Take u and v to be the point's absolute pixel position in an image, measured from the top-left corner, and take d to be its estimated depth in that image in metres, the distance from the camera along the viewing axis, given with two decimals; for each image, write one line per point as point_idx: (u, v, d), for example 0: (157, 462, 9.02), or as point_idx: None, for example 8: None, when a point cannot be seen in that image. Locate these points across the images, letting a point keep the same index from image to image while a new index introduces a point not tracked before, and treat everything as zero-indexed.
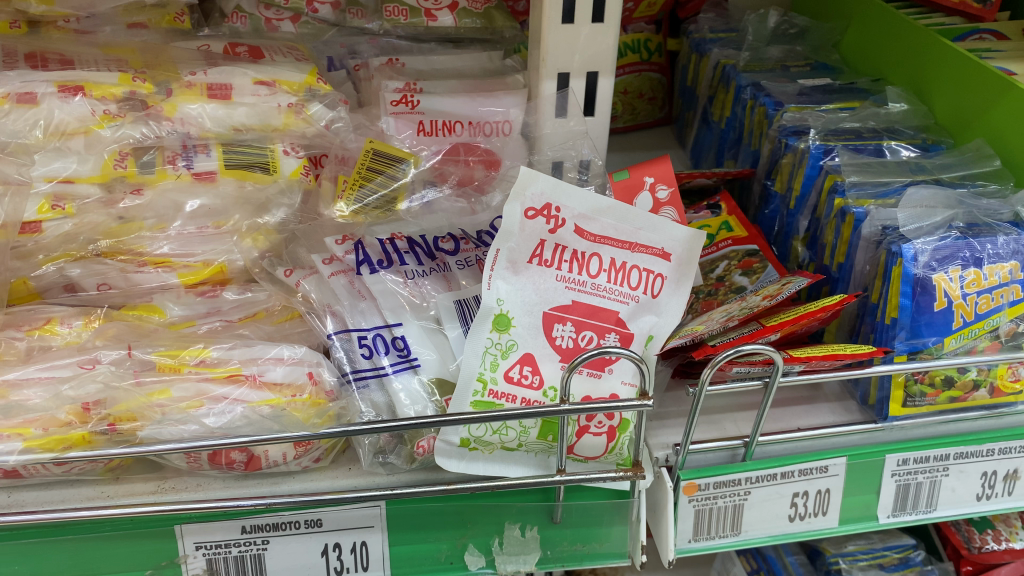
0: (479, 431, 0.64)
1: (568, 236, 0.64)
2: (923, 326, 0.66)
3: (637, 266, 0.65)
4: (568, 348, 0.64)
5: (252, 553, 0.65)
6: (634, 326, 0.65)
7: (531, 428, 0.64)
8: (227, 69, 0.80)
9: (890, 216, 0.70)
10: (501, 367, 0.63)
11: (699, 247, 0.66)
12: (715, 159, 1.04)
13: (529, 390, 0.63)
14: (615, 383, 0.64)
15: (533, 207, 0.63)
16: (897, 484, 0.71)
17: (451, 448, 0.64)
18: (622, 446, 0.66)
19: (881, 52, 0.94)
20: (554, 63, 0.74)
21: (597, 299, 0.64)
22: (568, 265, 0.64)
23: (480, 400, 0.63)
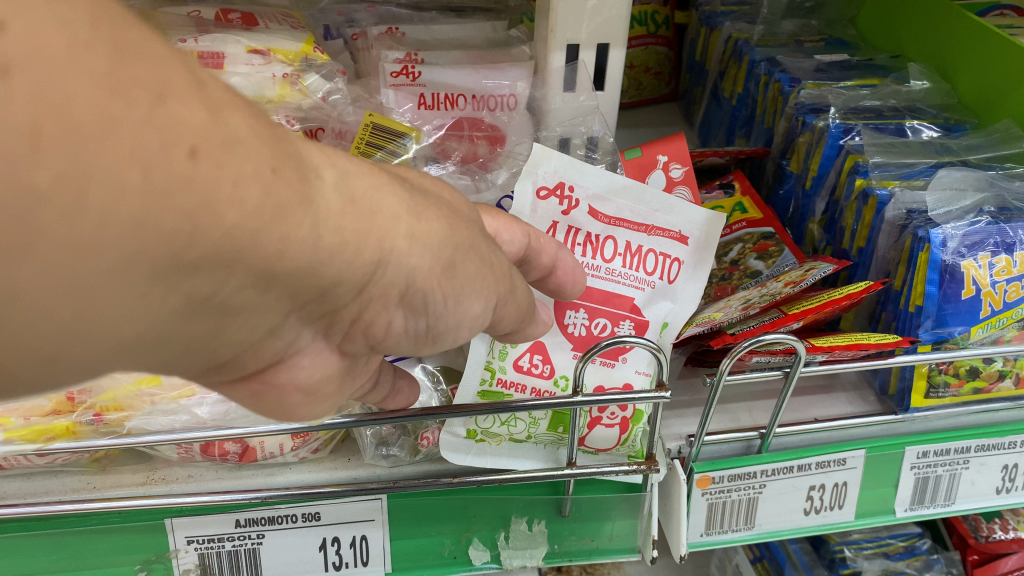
0: (487, 423, 0.61)
1: (581, 218, 0.61)
2: (949, 316, 0.64)
3: (654, 250, 0.62)
4: (581, 337, 0.62)
5: (246, 548, 0.62)
6: (649, 312, 0.63)
7: (541, 420, 0.62)
8: (219, 37, 0.76)
9: (916, 199, 0.67)
10: (510, 354, 0.61)
11: (718, 228, 0.62)
12: (725, 137, 1.01)
13: (539, 379, 0.61)
14: (629, 373, 0.62)
15: (546, 186, 0.61)
16: (916, 477, 0.69)
17: (455, 440, 0.61)
18: (634, 438, 0.64)
19: (901, 27, 0.90)
20: (564, 34, 0.70)
21: (611, 285, 0.62)
22: (581, 249, 0.62)
23: (488, 389, 0.61)
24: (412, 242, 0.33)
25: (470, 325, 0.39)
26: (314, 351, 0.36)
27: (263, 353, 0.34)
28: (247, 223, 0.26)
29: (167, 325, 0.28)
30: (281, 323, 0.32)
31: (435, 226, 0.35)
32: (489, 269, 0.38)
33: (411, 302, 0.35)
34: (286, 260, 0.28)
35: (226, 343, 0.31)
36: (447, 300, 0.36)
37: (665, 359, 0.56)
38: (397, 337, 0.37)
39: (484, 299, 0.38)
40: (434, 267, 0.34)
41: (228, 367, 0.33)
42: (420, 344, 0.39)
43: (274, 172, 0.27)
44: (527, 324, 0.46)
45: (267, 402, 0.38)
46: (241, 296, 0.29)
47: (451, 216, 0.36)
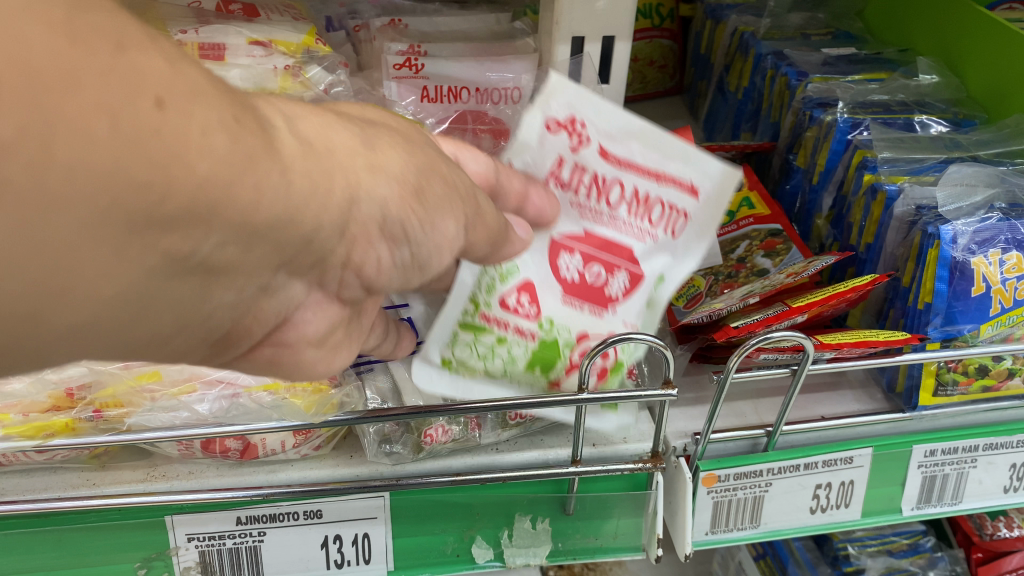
0: (464, 354, 0.56)
1: (592, 158, 0.54)
2: (958, 314, 0.63)
3: (661, 201, 0.55)
4: (573, 282, 0.56)
5: (247, 546, 0.61)
6: (646, 265, 0.56)
7: (517, 358, 0.56)
8: (220, 28, 0.75)
9: (925, 195, 0.66)
10: (499, 290, 0.55)
11: (737, 183, 0.53)
12: (730, 131, 1.00)
13: (522, 317, 0.56)
14: (618, 323, 0.56)
15: (556, 118, 0.54)
16: (923, 476, 0.68)
17: (428, 369, 0.57)
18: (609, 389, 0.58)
19: (909, 21, 0.89)
20: (570, 26, 0.70)
21: (612, 232, 0.56)
22: (585, 192, 0.55)
23: (469, 321, 0.56)
24: (373, 173, 0.31)
25: (448, 251, 0.36)
26: (314, 304, 0.35)
27: (267, 316, 0.33)
28: (219, 174, 0.25)
29: (153, 292, 0.26)
30: (274, 282, 0.31)
31: (397, 154, 0.33)
32: (459, 194, 0.36)
33: (391, 232, 0.33)
34: (261, 212, 0.27)
35: (217, 308, 0.29)
36: (424, 225, 0.34)
37: (670, 356, 0.56)
38: (387, 274, 0.35)
39: (457, 221, 0.36)
40: (404, 193, 0.32)
41: (236, 339, 0.33)
42: (408, 276, 0.36)
43: (237, 119, 0.26)
44: (500, 249, 0.43)
45: (286, 364, 0.38)
46: (225, 254, 0.27)
47: (406, 143, 0.34)
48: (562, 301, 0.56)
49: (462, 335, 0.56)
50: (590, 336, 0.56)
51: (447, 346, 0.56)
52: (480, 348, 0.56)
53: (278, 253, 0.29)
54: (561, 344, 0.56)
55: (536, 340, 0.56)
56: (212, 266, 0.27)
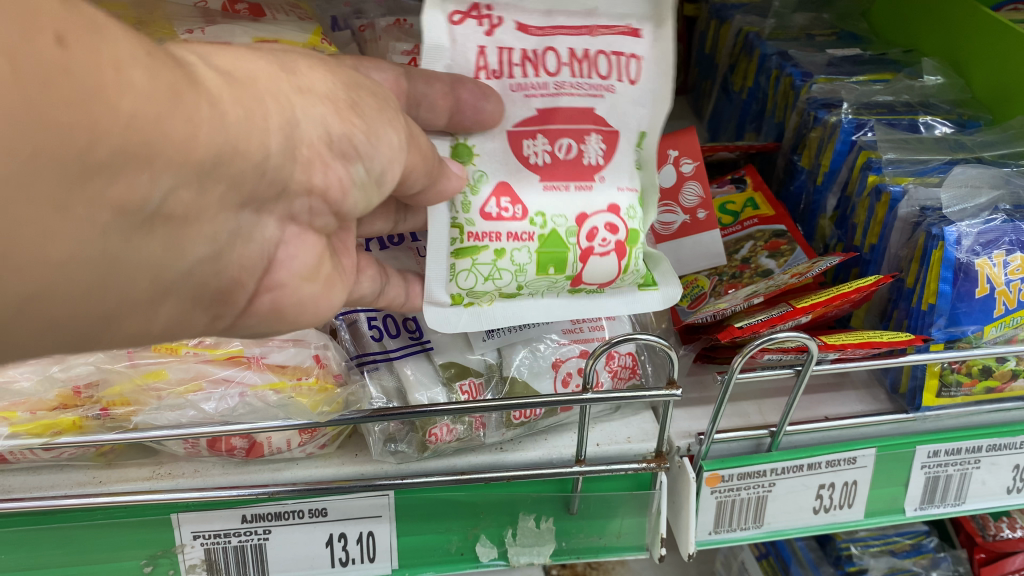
0: (469, 282, 0.56)
1: (512, 35, 0.50)
2: (962, 315, 0.63)
3: (603, 52, 0.52)
4: (547, 164, 0.54)
5: (252, 544, 0.61)
6: (615, 120, 0.53)
7: (526, 266, 0.55)
8: (226, 28, 0.75)
9: (930, 196, 0.66)
10: (474, 203, 0.53)
11: (670, 4, 0.51)
12: (734, 131, 1.00)
13: (512, 222, 0.54)
14: (613, 191, 0.55)
15: (459, 8, 0.50)
16: (926, 476, 0.68)
17: (444, 310, 0.58)
18: (634, 262, 0.58)
19: (914, 21, 0.89)
20: None
21: (567, 102, 0.52)
22: (522, 69, 0.51)
23: (461, 247, 0.55)
24: (303, 95, 0.33)
25: (394, 159, 0.39)
26: (293, 240, 0.37)
27: (249, 260, 0.34)
28: (142, 109, 0.26)
29: (117, 247, 0.27)
30: (241, 225, 0.33)
31: (317, 73, 0.35)
32: (384, 100, 0.39)
33: (340, 147, 0.35)
34: (200, 145, 0.28)
35: (188, 263, 0.31)
36: (369, 137, 0.36)
37: (672, 356, 0.57)
38: (350, 193, 0.37)
39: (395, 129, 0.38)
40: (338, 105, 0.35)
41: (227, 301, 0.35)
42: (369, 194, 0.39)
43: (148, 54, 0.27)
44: (438, 181, 0.45)
45: (290, 316, 0.39)
46: (180, 199, 0.29)
47: (323, 64, 0.37)
48: (545, 190, 0.54)
49: (459, 263, 0.55)
50: (589, 215, 0.55)
51: (452, 284, 0.56)
52: (483, 272, 0.56)
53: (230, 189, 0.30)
54: (562, 234, 0.55)
55: (536, 240, 0.55)
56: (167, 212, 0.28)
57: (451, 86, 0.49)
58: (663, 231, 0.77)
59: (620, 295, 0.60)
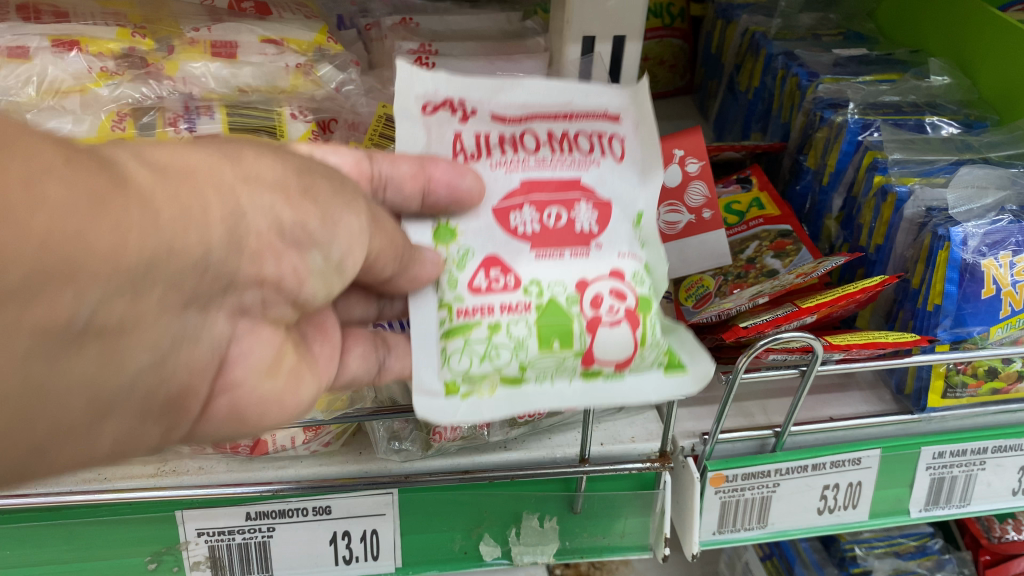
0: (464, 364, 0.50)
1: (486, 120, 0.51)
2: (968, 316, 0.63)
3: (583, 131, 0.51)
4: (537, 234, 0.51)
5: (256, 541, 0.61)
6: (607, 190, 0.52)
7: (526, 339, 0.49)
8: (232, 26, 0.76)
9: (936, 196, 0.66)
10: (460, 279, 0.50)
11: (647, 93, 0.51)
12: (740, 131, 1.00)
13: (504, 294, 0.50)
14: (613, 259, 0.52)
15: (430, 100, 0.50)
16: (931, 477, 0.68)
17: (437, 402, 0.49)
18: (651, 331, 0.51)
19: (921, 22, 0.89)
20: (580, 26, 0.70)
21: (550, 175, 0.51)
22: (502, 151, 0.51)
23: (450, 327, 0.50)
24: (250, 184, 0.35)
25: (358, 243, 0.41)
26: (246, 335, 0.39)
27: (199, 360, 0.36)
28: (61, 224, 0.27)
29: (55, 366, 0.29)
30: (186, 327, 0.34)
31: (270, 164, 0.37)
32: (346, 189, 0.41)
33: (295, 236, 0.37)
34: (127, 253, 0.29)
35: (131, 371, 0.32)
36: (325, 223, 0.38)
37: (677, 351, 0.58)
38: (310, 280, 0.39)
39: (357, 214, 0.40)
40: (292, 195, 0.37)
41: (181, 403, 0.37)
42: (330, 281, 0.40)
43: (68, 162, 0.28)
44: (409, 267, 0.47)
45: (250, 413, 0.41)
46: (113, 310, 0.30)
47: (273, 152, 0.39)
48: (539, 259, 0.51)
49: (451, 344, 0.50)
50: (591, 281, 0.51)
51: (443, 370, 0.50)
52: (479, 349, 0.50)
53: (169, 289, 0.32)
54: (562, 301, 0.50)
55: (534, 310, 0.50)
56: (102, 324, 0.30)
57: (420, 166, 0.48)
58: (668, 231, 0.76)
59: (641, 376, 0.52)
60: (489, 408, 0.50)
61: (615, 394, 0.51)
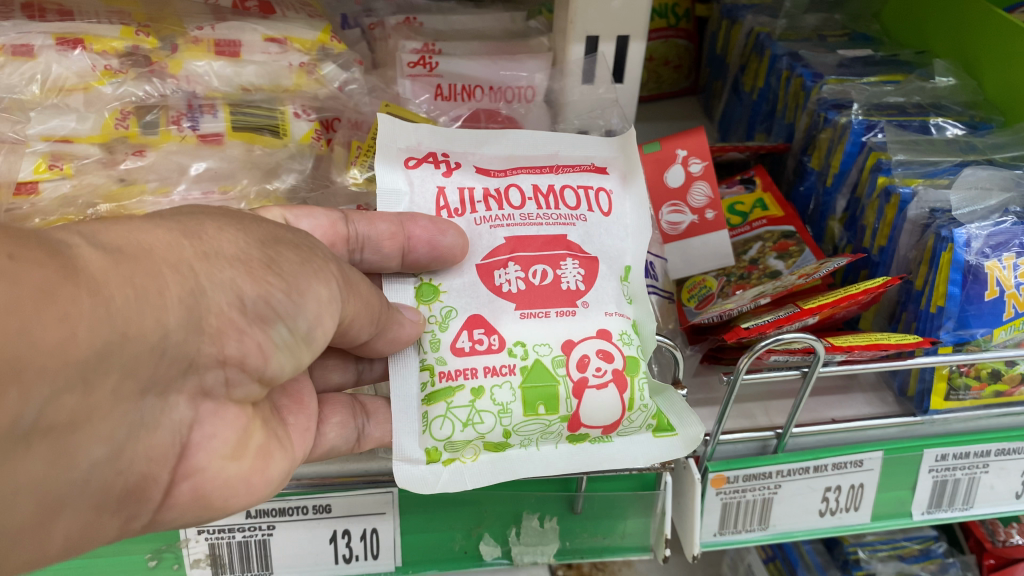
0: (446, 429, 0.54)
1: (468, 176, 0.60)
2: (971, 317, 0.63)
3: (568, 186, 0.61)
4: (522, 291, 0.57)
5: (256, 539, 0.61)
6: (590, 248, 0.59)
7: (511, 405, 0.54)
8: (236, 24, 0.75)
9: (939, 198, 0.66)
10: (443, 341, 0.56)
11: (634, 142, 0.63)
12: (745, 132, 1.00)
13: (488, 356, 0.55)
14: (599, 317, 0.57)
15: (414, 155, 0.60)
16: (933, 480, 0.67)
17: (419, 469, 0.55)
18: (637, 396, 0.56)
19: (926, 22, 0.88)
20: (584, 26, 0.70)
21: (535, 230, 0.59)
22: (485, 205, 0.59)
23: (434, 388, 0.55)
24: (208, 261, 0.40)
25: (328, 312, 0.46)
26: (209, 418, 0.43)
27: (159, 446, 0.40)
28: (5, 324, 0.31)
29: (7, 466, 0.33)
30: (143, 413, 0.38)
31: (229, 238, 0.42)
32: (315, 258, 0.46)
33: (259, 312, 0.42)
34: (76, 348, 0.33)
35: (84, 463, 0.36)
36: (292, 295, 0.43)
37: (679, 357, 0.59)
38: (276, 355, 0.44)
39: (326, 284, 0.46)
40: (256, 269, 0.42)
41: (141, 489, 0.41)
42: (298, 354, 0.46)
43: (13, 259, 0.32)
44: (386, 329, 0.52)
45: (211, 491, 0.45)
46: (65, 404, 0.34)
47: (239, 223, 0.44)
48: (522, 319, 0.56)
49: (434, 409, 0.55)
50: (576, 342, 0.56)
51: (426, 437, 0.55)
52: (461, 416, 0.54)
53: (122, 377, 0.36)
54: (549, 365, 0.55)
55: (518, 373, 0.54)
56: (52, 423, 0.34)
57: (398, 224, 0.55)
58: (671, 231, 0.76)
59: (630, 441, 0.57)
60: (473, 472, 0.55)
61: (602, 458, 0.57)
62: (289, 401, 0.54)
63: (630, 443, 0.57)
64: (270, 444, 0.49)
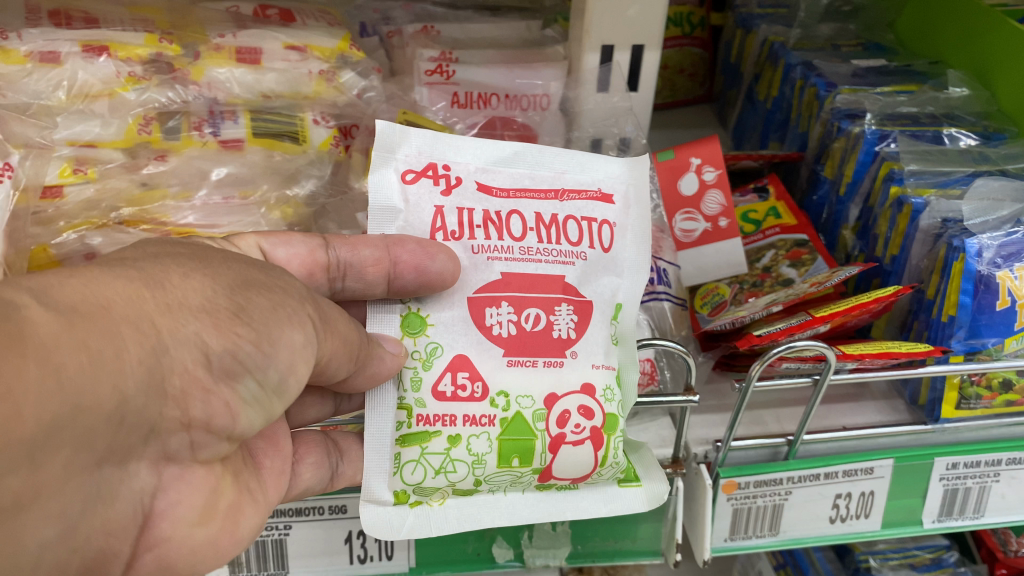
0: (417, 475, 0.54)
1: (468, 196, 0.55)
2: (983, 327, 0.63)
3: (572, 217, 0.57)
4: (510, 335, 0.54)
5: (273, 538, 0.62)
6: (589, 291, 0.56)
7: (486, 457, 0.54)
8: (257, 32, 0.77)
9: (952, 208, 0.66)
10: (425, 381, 0.54)
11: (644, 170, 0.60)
12: (759, 140, 1.01)
13: (470, 404, 0.53)
14: (586, 370, 0.55)
15: (412, 169, 0.55)
16: (944, 489, 0.68)
17: (386, 512, 0.55)
18: (612, 455, 0.56)
19: (941, 32, 0.89)
20: (599, 35, 0.71)
21: (532, 267, 0.55)
22: (484, 231, 0.55)
23: (410, 430, 0.54)
24: (171, 314, 0.39)
25: (301, 359, 0.46)
26: (173, 483, 0.44)
27: (117, 518, 0.41)
28: None
29: None
30: (100, 482, 0.39)
31: (193, 287, 0.41)
32: (286, 300, 0.45)
33: (226, 367, 0.42)
34: (25, 426, 0.32)
35: (36, 543, 0.36)
36: (262, 345, 0.43)
37: (691, 363, 0.59)
38: (245, 411, 0.44)
39: (300, 329, 0.45)
40: (222, 319, 0.41)
41: (101, 564, 0.41)
42: (267, 404, 0.45)
43: None
44: (366, 364, 0.50)
45: (177, 560, 0.46)
46: (13, 484, 0.33)
47: (207, 267, 0.43)
48: (509, 367, 0.54)
49: (408, 452, 0.54)
50: (560, 396, 0.54)
51: (396, 479, 0.54)
52: (434, 463, 0.54)
53: (76, 450, 0.36)
54: (528, 419, 0.54)
55: (497, 425, 0.54)
56: None
57: (385, 250, 0.53)
58: (684, 239, 0.77)
59: (597, 490, 0.58)
60: (439, 517, 0.55)
61: (568, 506, 0.57)
62: (264, 443, 0.54)
63: (597, 491, 0.58)
64: (241, 501, 0.49)
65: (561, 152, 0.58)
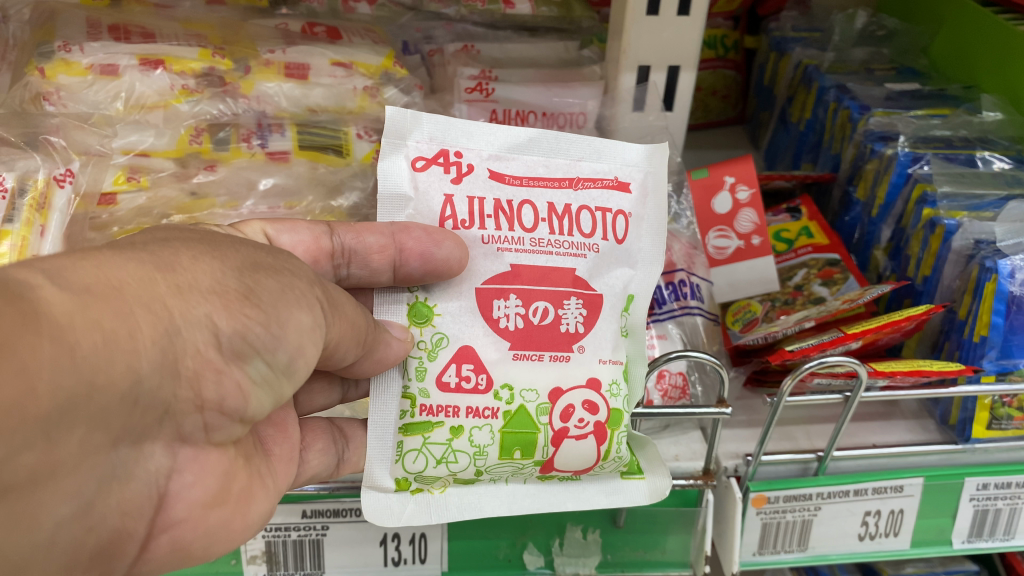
0: (418, 465, 0.56)
1: (479, 184, 0.56)
2: (1015, 347, 0.64)
3: (586, 208, 0.57)
4: (514, 327, 0.55)
5: (311, 538, 0.64)
6: (599, 284, 0.57)
7: (487, 448, 0.55)
8: (306, 49, 0.79)
9: (984, 229, 0.67)
10: (430, 371, 0.55)
11: (664, 160, 0.60)
12: (792, 160, 1.02)
13: (474, 395, 0.55)
14: (593, 365, 0.57)
15: (423, 156, 0.56)
16: (974, 509, 0.68)
17: (387, 498, 0.56)
18: (615, 450, 0.57)
19: (975, 58, 0.89)
20: (635, 55, 0.73)
21: (542, 259, 0.56)
22: (495, 221, 0.56)
23: (413, 418, 0.56)
24: (183, 295, 0.39)
25: (308, 340, 0.46)
26: (188, 466, 0.44)
27: (132, 499, 0.41)
28: None
29: None
30: (114, 464, 0.39)
31: (201, 268, 0.41)
32: (293, 280, 0.45)
33: (236, 348, 0.42)
34: (46, 402, 0.32)
35: (49, 523, 0.36)
36: (269, 328, 0.43)
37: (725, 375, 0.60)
38: (255, 392, 0.44)
39: (308, 310, 0.45)
40: (232, 302, 0.41)
41: (114, 545, 0.42)
42: (274, 386, 0.45)
43: None
44: (373, 349, 0.52)
45: (192, 543, 0.46)
46: (30, 458, 0.33)
47: (216, 250, 0.43)
48: (515, 361, 0.55)
49: (410, 440, 0.56)
50: (564, 390, 0.56)
51: (397, 467, 0.56)
52: (436, 453, 0.56)
53: (91, 430, 0.36)
54: (532, 414, 0.55)
55: (500, 417, 0.55)
56: (10, 482, 0.33)
57: (391, 237, 0.54)
58: (717, 256, 0.78)
59: (599, 482, 0.59)
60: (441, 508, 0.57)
61: (568, 497, 0.58)
62: (275, 430, 0.54)
63: (600, 484, 0.59)
64: (251, 486, 0.50)
65: (577, 139, 0.58)
